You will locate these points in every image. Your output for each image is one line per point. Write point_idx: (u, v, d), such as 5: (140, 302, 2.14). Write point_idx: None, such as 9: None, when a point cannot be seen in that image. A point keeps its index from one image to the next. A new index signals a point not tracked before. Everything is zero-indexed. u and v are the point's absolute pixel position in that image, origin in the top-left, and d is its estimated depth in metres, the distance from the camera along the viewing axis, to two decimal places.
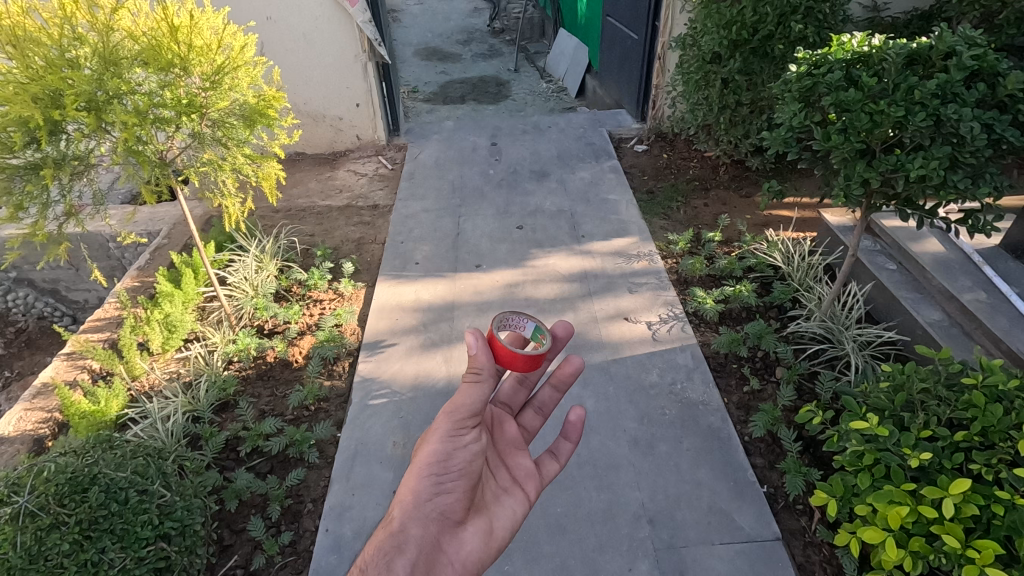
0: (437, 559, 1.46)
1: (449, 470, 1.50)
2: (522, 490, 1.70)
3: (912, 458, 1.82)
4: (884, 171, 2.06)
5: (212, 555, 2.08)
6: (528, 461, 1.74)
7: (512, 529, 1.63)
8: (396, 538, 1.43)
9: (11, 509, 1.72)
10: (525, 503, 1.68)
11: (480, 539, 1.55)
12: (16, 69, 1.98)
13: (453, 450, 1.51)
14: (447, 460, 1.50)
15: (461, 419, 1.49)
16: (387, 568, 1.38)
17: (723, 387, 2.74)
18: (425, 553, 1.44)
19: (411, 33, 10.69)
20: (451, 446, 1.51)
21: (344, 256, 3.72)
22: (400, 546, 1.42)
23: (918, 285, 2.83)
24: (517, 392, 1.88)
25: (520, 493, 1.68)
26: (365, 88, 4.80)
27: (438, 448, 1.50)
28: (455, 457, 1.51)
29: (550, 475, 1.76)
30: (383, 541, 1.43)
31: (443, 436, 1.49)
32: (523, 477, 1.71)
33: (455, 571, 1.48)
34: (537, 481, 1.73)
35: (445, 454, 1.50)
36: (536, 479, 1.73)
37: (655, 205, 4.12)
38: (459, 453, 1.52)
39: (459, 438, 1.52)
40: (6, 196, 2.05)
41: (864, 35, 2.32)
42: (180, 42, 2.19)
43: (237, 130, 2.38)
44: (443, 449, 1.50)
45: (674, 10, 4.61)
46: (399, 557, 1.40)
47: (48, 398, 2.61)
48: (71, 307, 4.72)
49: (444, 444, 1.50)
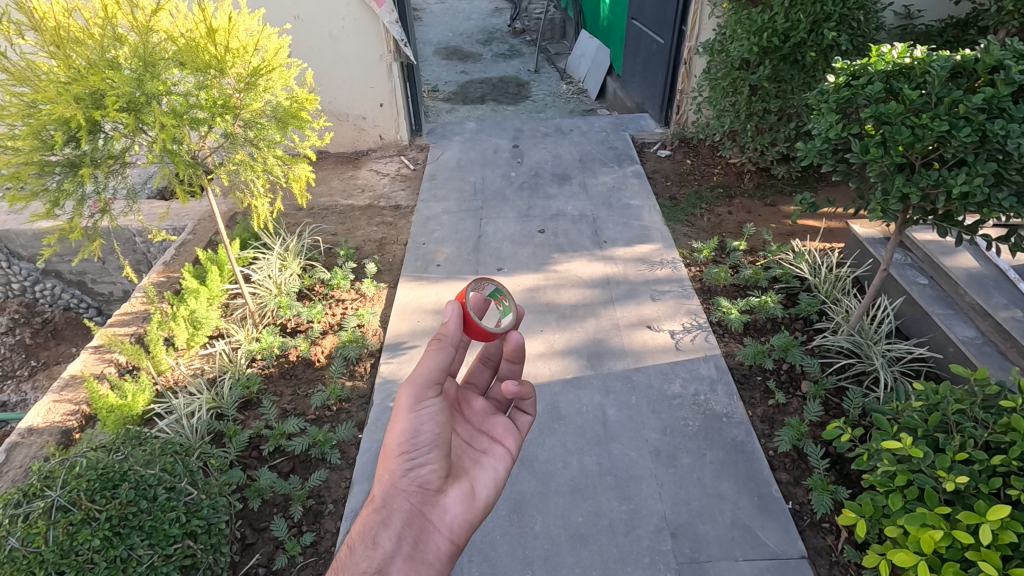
0: (423, 529, 1.44)
1: (420, 442, 1.47)
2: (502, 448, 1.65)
3: (948, 481, 1.78)
4: (924, 186, 2.04)
5: (235, 553, 2.09)
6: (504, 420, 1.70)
7: (496, 490, 1.58)
8: (380, 514, 1.42)
9: (45, 502, 1.74)
10: (506, 460, 1.63)
11: (464, 503, 1.52)
12: (58, 70, 2.01)
13: (421, 424, 1.46)
14: (416, 435, 1.46)
15: (420, 387, 1.47)
16: (372, 544, 1.38)
17: (747, 399, 2.70)
18: (412, 528, 1.43)
19: (432, 32, 10.72)
20: (417, 420, 1.46)
21: (366, 255, 3.73)
22: (384, 521, 1.41)
23: (951, 301, 2.77)
24: (482, 370, 1.81)
25: (499, 450, 1.63)
26: (389, 88, 4.81)
27: (405, 425, 1.45)
28: (425, 428, 1.47)
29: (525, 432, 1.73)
30: (367, 519, 1.42)
31: (407, 411, 1.45)
32: (500, 434, 1.66)
33: (442, 538, 1.46)
34: (515, 434, 1.69)
35: (413, 430, 1.46)
36: (515, 435, 1.69)
37: (679, 211, 4.08)
38: (426, 425, 1.47)
39: (422, 410, 1.47)
40: (43, 192, 2.07)
41: (905, 45, 2.28)
42: (217, 44, 2.22)
43: (269, 131, 2.40)
44: (410, 425, 1.45)
45: (702, 16, 4.56)
46: (383, 530, 1.40)
47: (77, 390, 2.65)
48: (96, 299, 4.81)
49: (411, 420, 1.45)
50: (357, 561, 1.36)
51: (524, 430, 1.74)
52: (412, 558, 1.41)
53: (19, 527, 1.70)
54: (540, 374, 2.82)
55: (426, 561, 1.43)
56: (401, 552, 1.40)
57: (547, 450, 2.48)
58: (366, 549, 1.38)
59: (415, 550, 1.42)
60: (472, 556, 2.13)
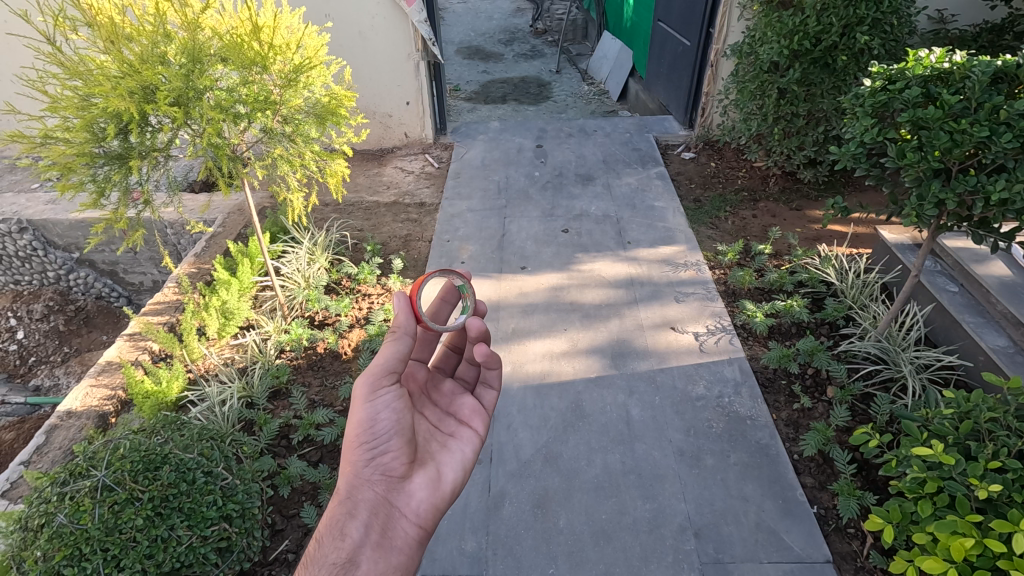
0: (390, 517, 1.46)
1: (378, 430, 1.50)
2: (469, 430, 1.69)
3: (980, 489, 1.76)
4: (961, 192, 2.04)
5: (266, 539, 2.14)
6: (471, 400, 1.75)
7: (463, 472, 1.62)
8: (346, 506, 1.43)
9: (91, 481, 1.80)
10: (474, 441, 1.67)
11: (430, 487, 1.54)
12: (112, 64, 2.08)
13: (378, 412, 1.49)
14: (374, 423, 1.49)
15: (376, 378, 1.51)
16: (340, 535, 1.40)
17: (772, 403, 2.69)
18: (379, 515, 1.45)
19: (454, 32, 10.78)
20: (373, 410, 1.49)
21: (392, 251, 3.78)
22: (351, 512, 1.42)
23: (982, 309, 2.74)
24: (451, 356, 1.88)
25: (466, 433, 1.67)
26: (415, 87, 4.87)
27: (362, 414, 1.49)
28: (382, 416, 1.50)
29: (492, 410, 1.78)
30: (334, 511, 1.43)
31: (363, 401, 1.49)
32: (466, 416, 1.72)
33: (410, 523, 1.48)
34: (482, 416, 1.74)
35: (370, 419, 1.49)
36: (482, 416, 1.74)
37: (703, 214, 4.07)
38: (383, 412, 1.50)
39: (377, 399, 1.50)
40: (90, 181, 2.15)
41: (944, 50, 2.27)
42: (261, 42, 2.29)
43: (307, 127, 2.46)
44: (367, 415, 1.49)
45: (731, 19, 4.56)
46: (350, 521, 1.42)
47: (113, 376, 2.72)
48: (127, 288, 4.93)
49: (367, 409, 1.49)
50: (326, 552, 1.37)
51: (490, 408, 1.79)
52: (380, 546, 1.42)
53: (67, 505, 1.76)
54: (564, 372, 2.85)
55: (395, 548, 1.44)
56: (369, 541, 1.41)
57: (571, 448, 2.50)
58: (334, 540, 1.39)
59: (384, 537, 1.44)
60: (496, 550, 2.16)
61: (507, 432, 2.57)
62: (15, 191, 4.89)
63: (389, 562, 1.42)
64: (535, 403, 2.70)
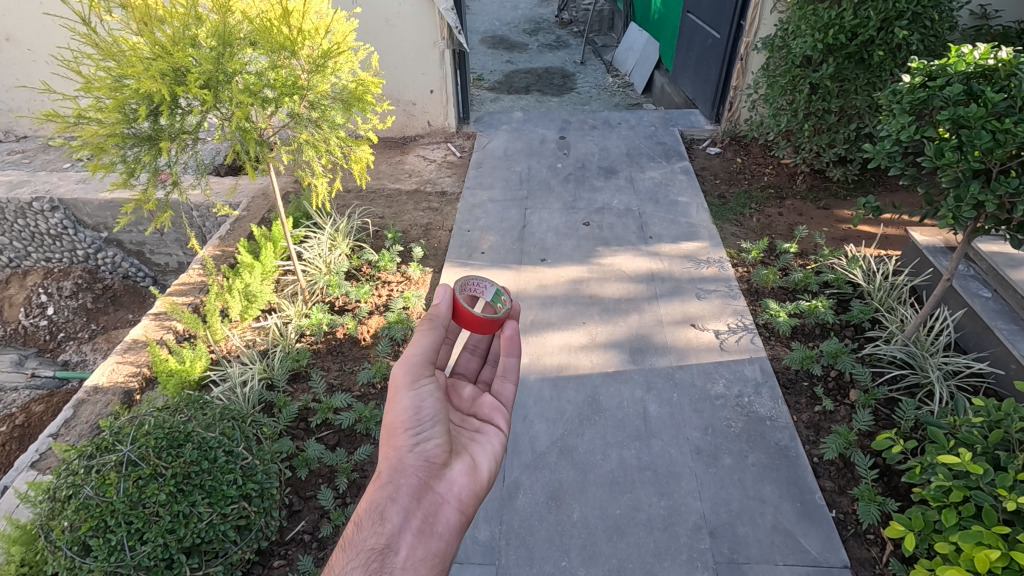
0: (432, 502, 1.46)
1: (424, 416, 1.52)
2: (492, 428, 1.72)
3: (1009, 500, 1.71)
4: (1001, 194, 1.97)
5: (283, 519, 2.17)
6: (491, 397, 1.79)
7: (495, 466, 1.64)
8: (386, 489, 1.43)
9: (116, 456, 1.84)
10: (501, 436, 1.71)
11: (469, 475, 1.56)
12: (144, 45, 2.13)
13: (422, 400, 1.53)
14: (418, 411, 1.52)
15: (416, 367, 1.55)
16: (379, 520, 1.39)
17: (792, 404, 2.65)
18: (421, 502, 1.45)
19: (479, 21, 10.73)
20: (417, 398, 1.53)
21: (412, 240, 3.79)
22: (392, 496, 1.43)
23: (1015, 315, 2.65)
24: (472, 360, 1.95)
25: (491, 428, 1.71)
26: (439, 76, 4.86)
27: (408, 401, 1.53)
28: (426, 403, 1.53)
29: (510, 398, 1.83)
30: (374, 495, 1.43)
31: (409, 389, 1.53)
32: (488, 414, 1.74)
33: (451, 508, 1.49)
34: (503, 412, 1.77)
35: (415, 406, 1.53)
36: (503, 412, 1.77)
37: (727, 211, 4.00)
38: (429, 400, 1.54)
39: (422, 389, 1.54)
40: (121, 162, 2.19)
41: (990, 46, 2.20)
42: (290, 26, 2.30)
43: (333, 112, 2.50)
44: (413, 401, 1.53)
45: (763, 11, 4.45)
46: (392, 505, 1.42)
47: (138, 353, 2.78)
48: (153, 269, 5.01)
49: (411, 396, 1.52)
50: (365, 537, 1.37)
51: (508, 402, 1.82)
52: (421, 532, 1.42)
53: (93, 478, 1.80)
54: (581, 365, 2.84)
55: (436, 533, 1.44)
56: (410, 526, 1.41)
57: (587, 442, 2.50)
58: (374, 524, 1.39)
59: (425, 523, 1.43)
60: (509, 539, 2.17)
61: (522, 423, 2.57)
62: (47, 170, 5.02)
63: (430, 548, 1.41)
64: (551, 396, 2.69)
